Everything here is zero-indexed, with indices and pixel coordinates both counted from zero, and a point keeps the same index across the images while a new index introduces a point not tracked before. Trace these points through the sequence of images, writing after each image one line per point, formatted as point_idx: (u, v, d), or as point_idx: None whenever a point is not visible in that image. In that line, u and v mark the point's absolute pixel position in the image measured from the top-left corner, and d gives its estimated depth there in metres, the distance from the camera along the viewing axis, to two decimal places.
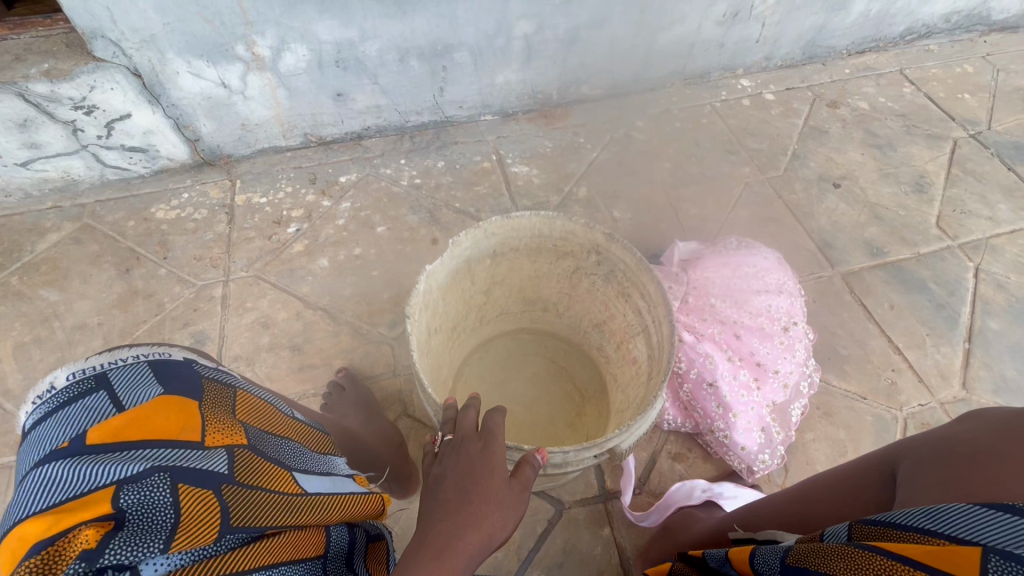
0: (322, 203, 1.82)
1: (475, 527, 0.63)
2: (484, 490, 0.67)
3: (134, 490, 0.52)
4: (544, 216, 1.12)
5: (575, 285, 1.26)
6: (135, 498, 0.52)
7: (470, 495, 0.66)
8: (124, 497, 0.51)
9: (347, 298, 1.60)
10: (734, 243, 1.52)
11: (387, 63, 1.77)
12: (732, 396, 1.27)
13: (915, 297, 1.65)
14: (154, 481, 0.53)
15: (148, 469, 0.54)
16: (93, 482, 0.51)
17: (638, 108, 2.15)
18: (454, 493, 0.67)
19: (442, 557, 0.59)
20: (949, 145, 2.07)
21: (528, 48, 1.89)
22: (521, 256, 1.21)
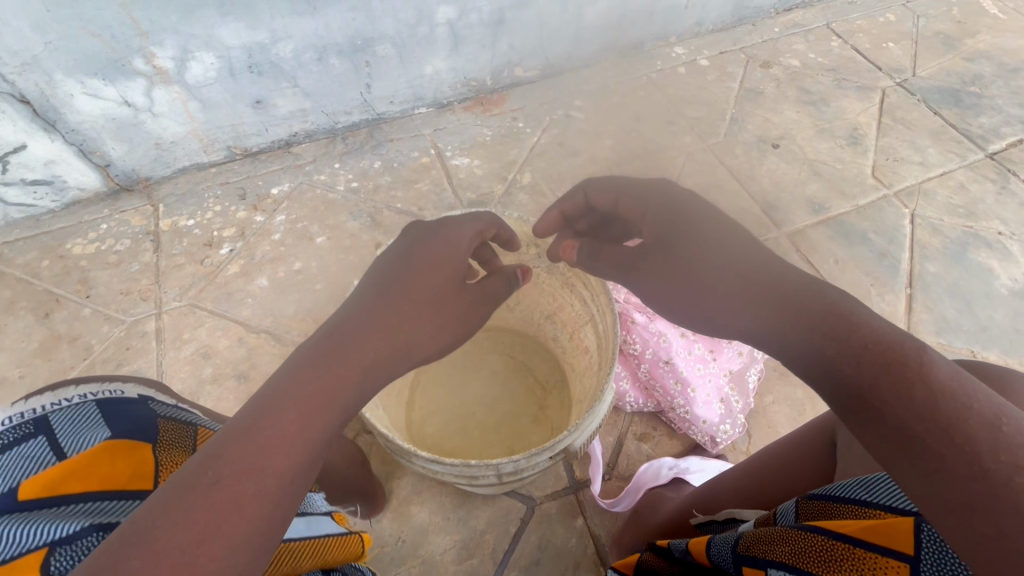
0: (254, 218, 1.72)
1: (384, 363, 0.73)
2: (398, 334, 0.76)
3: (67, 554, 0.52)
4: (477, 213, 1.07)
5: None
6: (66, 564, 0.51)
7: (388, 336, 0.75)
8: (56, 563, 0.51)
9: (291, 317, 1.52)
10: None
11: (305, 63, 1.67)
12: (689, 370, 1.27)
13: (858, 249, 1.69)
14: (90, 542, 0.54)
15: (86, 529, 0.55)
16: (26, 543, 0.50)
17: (575, 86, 2.11)
18: (364, 319, 0.73)
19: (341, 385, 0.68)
20: (879, 95, 2.12)
21: (454, 35, 1.81)
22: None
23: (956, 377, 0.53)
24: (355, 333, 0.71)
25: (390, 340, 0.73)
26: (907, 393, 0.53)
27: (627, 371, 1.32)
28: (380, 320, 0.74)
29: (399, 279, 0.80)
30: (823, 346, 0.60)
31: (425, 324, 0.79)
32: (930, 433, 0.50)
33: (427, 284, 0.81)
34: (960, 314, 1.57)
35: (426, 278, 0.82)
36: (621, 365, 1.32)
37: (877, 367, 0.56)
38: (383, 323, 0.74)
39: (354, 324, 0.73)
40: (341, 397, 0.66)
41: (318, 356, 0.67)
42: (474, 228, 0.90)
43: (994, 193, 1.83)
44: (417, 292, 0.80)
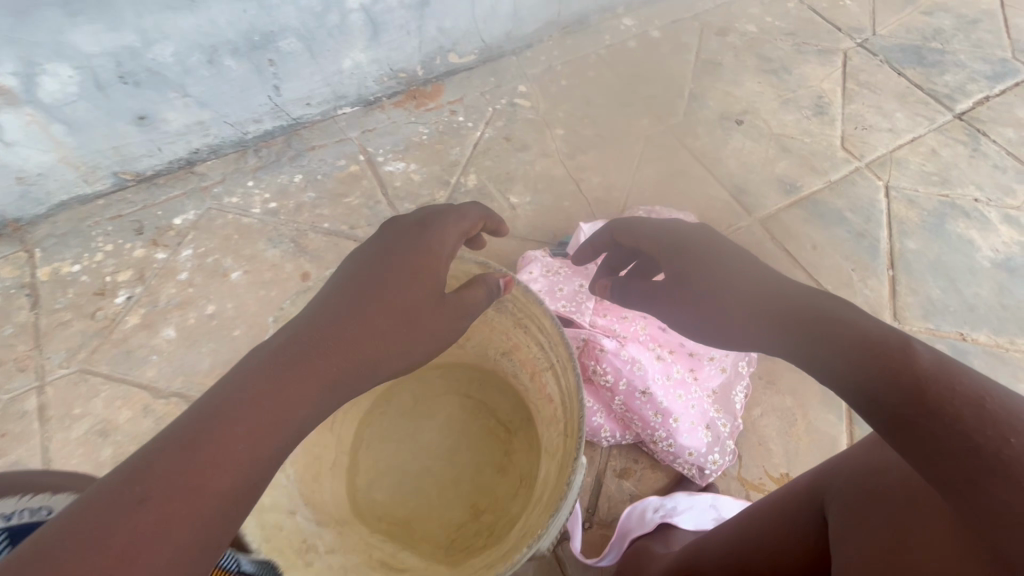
0: (155, 256, 1.47)
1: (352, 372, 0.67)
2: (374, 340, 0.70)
3: None
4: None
5: None
6: None
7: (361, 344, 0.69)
8: None
9: (206, 373, 1.30)
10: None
11: (192, 67, 1.40)
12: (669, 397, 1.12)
13: (835, 231, 1.57)
14: None
15: None
16: None
17: (517, 70, 1.89)
18: (331, 323, 0.67)
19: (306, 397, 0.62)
20: (840, 58, 1.98)
21: (371, 21, 1.56)
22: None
23: (941, 359, 0.57)
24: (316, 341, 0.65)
25: (360, 350, 0.67)
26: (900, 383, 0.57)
27: (600, 404, 1.16)
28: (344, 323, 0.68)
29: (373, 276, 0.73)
30: (824, 348, 0.65)
31: (395, 326, 0.71)
32: (926, 411, 0.53)
33: (404, 281, 0.73)
34: (946, 293, 1.46)
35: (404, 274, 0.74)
36: (592, 398, 1.16)
37: (872, 360, 0.60)
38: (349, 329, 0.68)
39: (316, 329, 0.67)
40: (293, 415, 0.61)
41: (273, 367, 0.62)
42: (458, 228, 0.80)
43: (966, 157, 1.73)
44: (393, 290, 0.72)
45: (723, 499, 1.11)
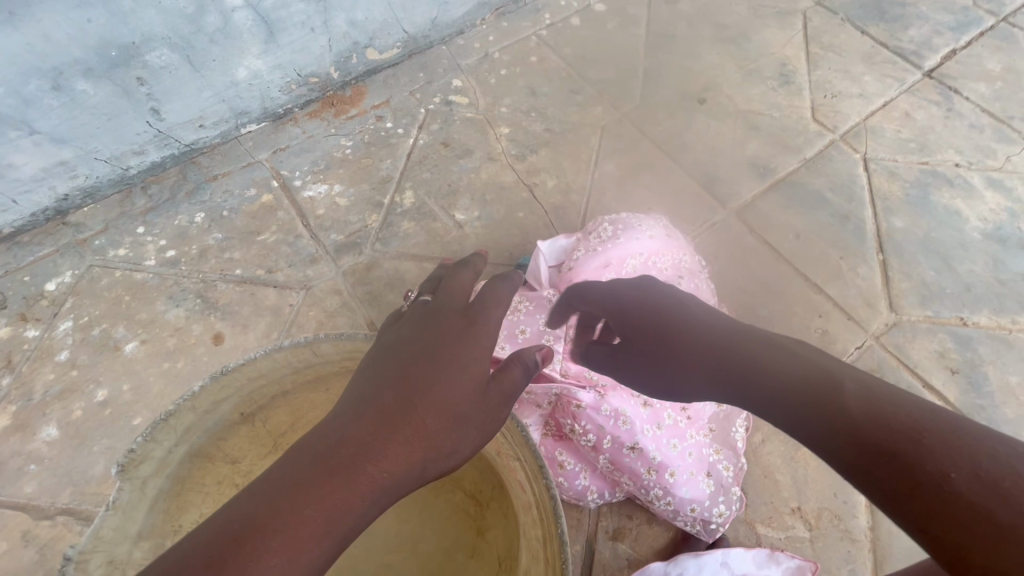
0: (24, 334, 1.19)
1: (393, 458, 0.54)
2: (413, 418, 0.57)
3: None
4: (295, 345, 0.68)
5: None
6: None
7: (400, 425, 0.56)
8: None
9: (101, 479, 1.05)
10: (608, 226, 1.15)
11: (35, 98, 1.12)
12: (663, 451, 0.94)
13: (817, 216, 1.42)
14: None
15: None
16: None
17: (449, 62, 1.65)
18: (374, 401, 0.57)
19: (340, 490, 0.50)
20: (800, 19, 1.82)
21: (263, 19, 1.30)
22: (300, 395, 0.78)
23: (871, 398, 0.58)
24: (355, 441, 0.53)
25: (403, 434, 0.55)
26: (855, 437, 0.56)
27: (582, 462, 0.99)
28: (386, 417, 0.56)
29: (414, 356, 0.62)
30: (782, 407, 0.64)
31: (446, 415, 0.58)
32: (901, 461, 0.51)
33: (455, 357, 0.61)
34: (941, 274, 1.34)
35: (454, 352, 0.62)
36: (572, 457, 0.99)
37: (834, 410, 0.59)
38: (391, 425, 0.56)
39: (354, 428, 0.54)
40: (329, 520, 0.48)
41: (303, 480, 0.50)
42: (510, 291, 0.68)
43: (942, 118, 1.60)
44: (440, 372, 0.60)
45: (735, 556, 0.96)
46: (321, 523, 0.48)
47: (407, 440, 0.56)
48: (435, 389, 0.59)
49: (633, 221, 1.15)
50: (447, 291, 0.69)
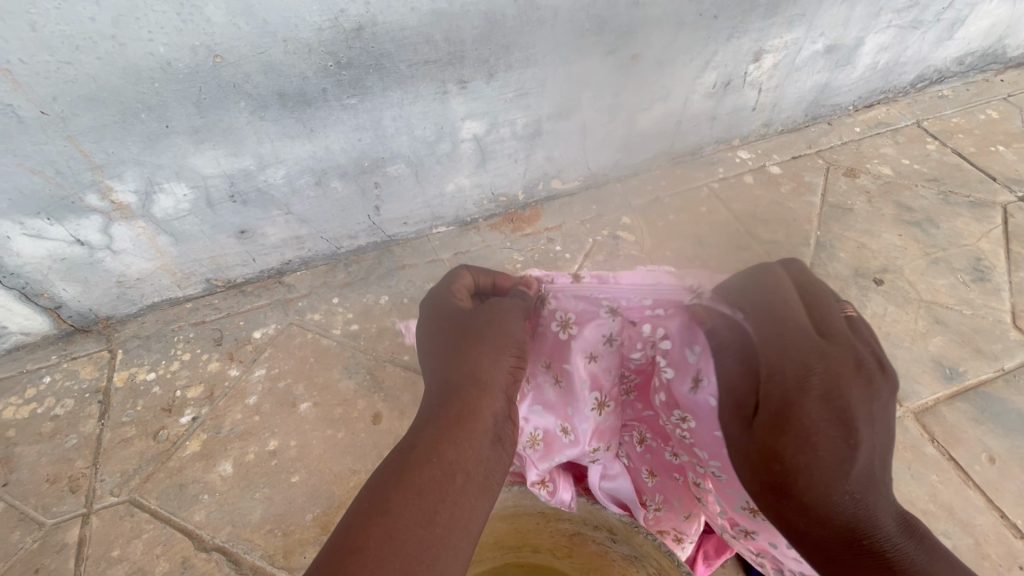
0: (228, 372, 1.39)
1: (480, 398, 0.74)
2: (475, 367, 0.77)
3: None
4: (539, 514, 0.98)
5: None
6: None
7: (466, 376, 0.75)
8: None
9: (255, 528, 1.17)
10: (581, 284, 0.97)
11: (300, 189, 1.38)
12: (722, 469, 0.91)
13: (1018, 442, 1.28)
14: None
15: None
16: None
17: (621, 200, 1.78)
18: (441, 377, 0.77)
19: (452, 433, 0.69)
20: (1000, 214, 1.72)
21: (480, 150, 1.51)
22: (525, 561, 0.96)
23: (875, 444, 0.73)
24: (443, 418, 0.71)
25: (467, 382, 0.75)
26: (798, 481, 0.72)
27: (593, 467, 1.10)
28: (460, 393, 0.74)
29: (452, 348, 0.80)
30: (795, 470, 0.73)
31: (494, 379, 0.77)
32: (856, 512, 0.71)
33: (486, 339, 0.81)
34: None
35: (485, 333, 0.81)
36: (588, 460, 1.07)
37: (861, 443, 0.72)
38: (468, 397, 0.73)
39: (436, 415, 0.71)
40: (451, 461, 0.67)
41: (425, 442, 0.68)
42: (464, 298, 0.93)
43: None
44: (481, 349, 0.79)
45: None
46: (453, 453, 0.68)
47: (477, 381, 0.75)
48: (483, 359, 0.78)
49: (629, 294, 0.93)
50: (438, 307, 0.92)
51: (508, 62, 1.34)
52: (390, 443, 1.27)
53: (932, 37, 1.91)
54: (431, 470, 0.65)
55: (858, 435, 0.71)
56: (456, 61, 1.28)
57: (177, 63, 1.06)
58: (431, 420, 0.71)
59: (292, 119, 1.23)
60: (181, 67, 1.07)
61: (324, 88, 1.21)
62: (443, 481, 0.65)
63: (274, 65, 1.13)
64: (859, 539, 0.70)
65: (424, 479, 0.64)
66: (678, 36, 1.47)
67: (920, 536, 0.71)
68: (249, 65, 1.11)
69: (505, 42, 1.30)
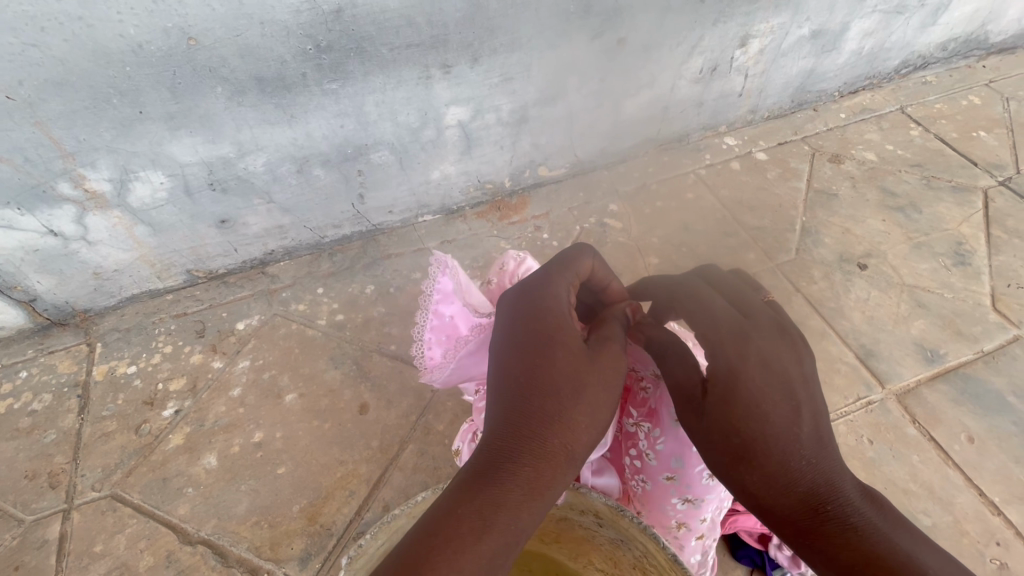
0: (211, 364, 1.37)
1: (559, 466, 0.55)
2: (565, 420, 0.57)
3: None
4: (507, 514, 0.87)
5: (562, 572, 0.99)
6: None
7: (550, 427, 0.56)
8: None
9: (241, 520, 1.16)
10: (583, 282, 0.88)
11: (282, 177, 1.36)
12: (679, 476, 0.89)
13: (997, 422, 1.31)
14: None
15: None
16: None
17: (608, 187, 1.77)
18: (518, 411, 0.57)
19: (522, 507, 0.52)
20: (981, 198, 1.75)
21: (466, 136, 1.49)
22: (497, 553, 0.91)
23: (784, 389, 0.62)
24: (529, 479, 0.53)
25: (551, 438, 0.56)
26: (746, 457, 0.59)
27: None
28: (544, 453, 0.55)
29: (554, 385, 0.58)
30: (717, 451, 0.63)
31: (589, 455, 0.58)
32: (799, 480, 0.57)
33: (595, 397, 0.60)
34: None
35: (597, 394, 0.60)
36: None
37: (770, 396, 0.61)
38: (548, 462, 0.55)
39: (518, 469, 0.53)
40: (512, 542, 0.51)
41: (488, 507, 0.50)
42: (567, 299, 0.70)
43: None
44: (588, 406, 0.59)
45: None
46: (519, 531, 0.51)
47: (565, 444, 0.56)
48: (586, 434, 0.58)
49: None
50: (542, 300, 0.67)
51: (493, 46, 1.32)
52: (376, 433, 1.26)
53: (916, 23, 1.92)
54: (488, 553, 0.48)
55: (801, 396, 0.61)
56: (439, 45, 1.26)
57: (149, 46, 1.03)
58: (513, 472, 0.53)
59: (272, 105, 1.20)
60: (154, 50, 1.03)
61: (304, 72, 1.18)
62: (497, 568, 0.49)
63: (251, 48, 1.10)
64: (826, 509, 0.56)
65: (493, 549, 0.49)
66: (665, 20, 1.46)
67: (885, 509, 0.56)
68: (224, 48, 1.08)
69: (489, 25, 1.28)
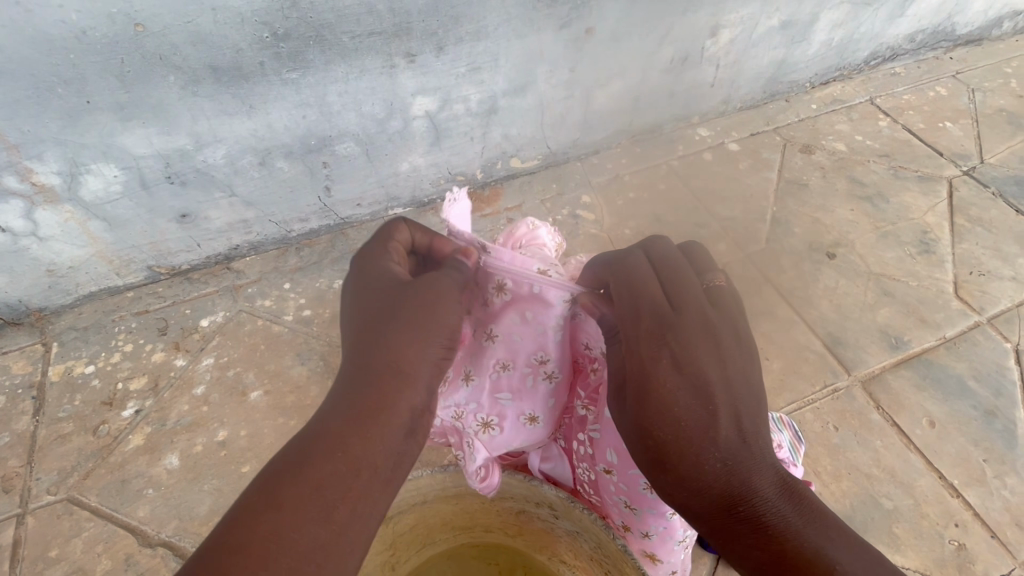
0: (173, 362, 1.34)
1: (398, 392, 0.57)
2: (392, 350, 0.58)
3: None
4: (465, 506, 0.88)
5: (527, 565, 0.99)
6: None
7: (380, 362, 0.58)
8: None
9: (204, 520, 1.13)
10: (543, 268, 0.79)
11: (243, 169, 1.32)
12: (615, 472, 0.86)
13: (958, 406, 1.34)
14: None
15: None
16: None
17: (581, 178, 1.76)
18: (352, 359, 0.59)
19: (354, 436, 0.53)
20: (946, 187, 1.78)
21: (434, 128, 1.47)
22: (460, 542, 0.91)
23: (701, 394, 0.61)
24: (356, 410, 0.54)
25: (379, 371, 0.57)
26: (665, 460, 0.60)
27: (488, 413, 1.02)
28: (371, 385, 0.56)
29: (371, 327, 0.61)
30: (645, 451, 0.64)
31: (424, 371, 0.59)
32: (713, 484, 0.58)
33: (415, 320, 0.61)
34: None
35: (419, 316, 0.61)
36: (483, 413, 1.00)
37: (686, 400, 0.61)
38: (380, 390, 0.56)
39: (346, 402, 0.55)
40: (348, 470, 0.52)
41: (317, 446, 0.52)
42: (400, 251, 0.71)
43: None
44: (410, 330, 0.60)
45: None
46: (356, 457, 0.52)
47: (393, 369, 0.57)
48: (414, 348, 0.59)
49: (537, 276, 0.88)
50: (365, 267, 0.68)
51: (458, 35, 1.30)
52: None
53: (885, 14, 1.93)
54: (319, 486, 0.50)
55: (721, 402, 0.60)
56: (402, 33, 1.23)
57: (94, 33, 0.99)
58: (340, 406, 0.55)
59: (229, 95, 1.17)
60: (98, 36, 0.99)
61: (261, 61, 1.14)
62: (334, 496, 0.50)
63: (204, 36, 1.06)
64: (739, 511, 0.57)
65: (324, 474, 0.51)
66: (633, 10, 1.45)
67: (802, 499, 0.58)
68: (175, 35, 1.04)
69: (453, 13, 1.25)
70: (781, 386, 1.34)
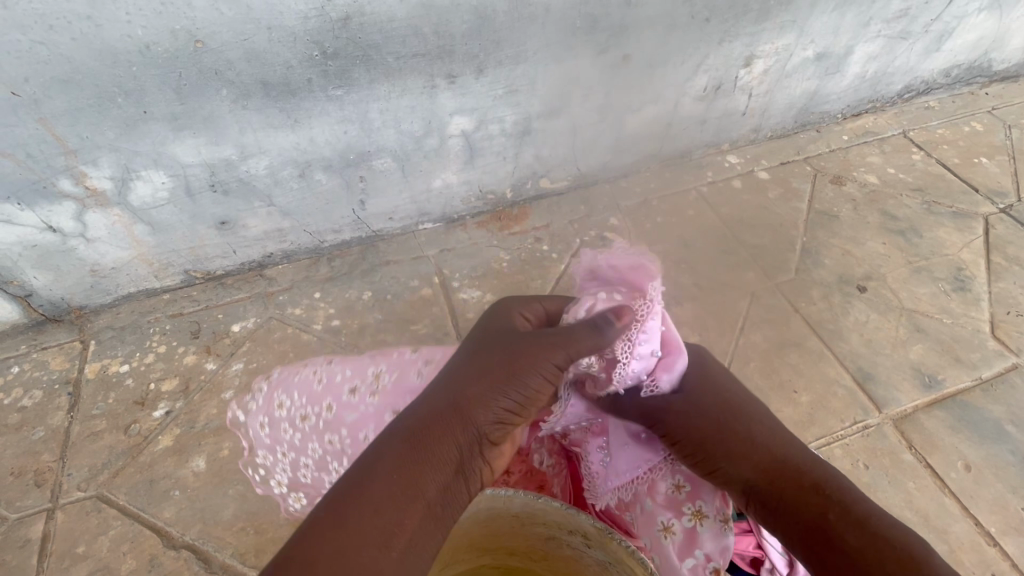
0: (204, 365, 1.36)
1: (451, 443, 0.69)
2: (459, 410, 0.72)
3: None
4: (495, 494, 0.80)
5: (552, 558, 0.87)
6: None
7: (450, 414, 0.71)
8: None
9: (227, 525, 1.15)
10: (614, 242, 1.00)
11: (283, 180, 1.35)
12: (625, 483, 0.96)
13: (994, 450, 1.30)
14: None
15: None
16: None
17: (609, 201, 1.77)
18: (433, 401, 0.73)
19: (422, 464, 0.66)
20: (982, 225, 1.75)
21: (468, 147, 1.50)
22: (473, 531, 0.86)
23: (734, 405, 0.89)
24: (417, 441, 0.68)
25: (448, 424, 0.70)
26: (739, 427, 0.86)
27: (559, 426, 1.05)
28: (444, 423, 0.70)
29: (456, 383, 0.75)
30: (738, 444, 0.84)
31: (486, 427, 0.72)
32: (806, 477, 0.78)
33: (483, 389, 0.74)
34: None
35: (481, 386, 0.74)
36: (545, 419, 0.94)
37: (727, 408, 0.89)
38: (447, 427, 0.70)
39: (415, 438, 0.68)
40: (416, 495, 0.64)
41: (401, 457, 0.66)
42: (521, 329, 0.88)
43: None
44: (479, 390, 0.74)
45: None
46: (416, 482, 0.65)
47: (454, 417, 0.71)
48: (473, 409, 0.72)
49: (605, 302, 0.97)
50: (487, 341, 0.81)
51: (499, 58, 1.33)
52: None
53: (920, 49, 1.93)
54: (390, 497, 0.63)
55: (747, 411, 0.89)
56: (445, 55, 1.27)
57: (156, 47, 1.04)
58: (409, 441, 0.68)
59: (276, 109, 1.21)
60: (160, 51, 1.04)
61: (309, 78, 1.18)
62: (393, 516, 0.62)
63: (258, 53, 1.11)
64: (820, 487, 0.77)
65: (380, 521, 0.61)
66: (670, 38, 1.47)
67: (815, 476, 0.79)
68: (231, 52, 1.09)
69: (495, 38, 1.29)
70: (810, 420, 1.32)
